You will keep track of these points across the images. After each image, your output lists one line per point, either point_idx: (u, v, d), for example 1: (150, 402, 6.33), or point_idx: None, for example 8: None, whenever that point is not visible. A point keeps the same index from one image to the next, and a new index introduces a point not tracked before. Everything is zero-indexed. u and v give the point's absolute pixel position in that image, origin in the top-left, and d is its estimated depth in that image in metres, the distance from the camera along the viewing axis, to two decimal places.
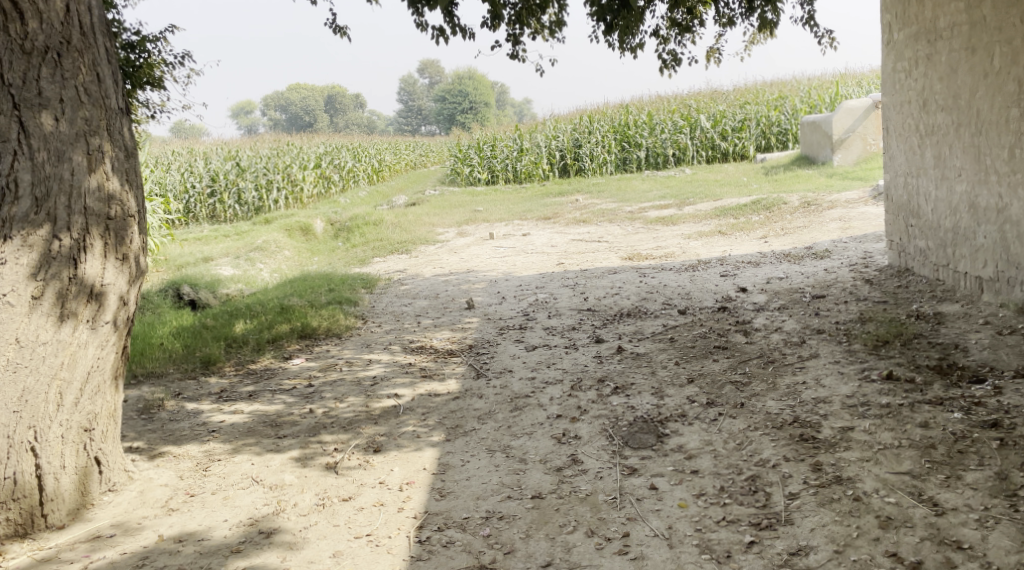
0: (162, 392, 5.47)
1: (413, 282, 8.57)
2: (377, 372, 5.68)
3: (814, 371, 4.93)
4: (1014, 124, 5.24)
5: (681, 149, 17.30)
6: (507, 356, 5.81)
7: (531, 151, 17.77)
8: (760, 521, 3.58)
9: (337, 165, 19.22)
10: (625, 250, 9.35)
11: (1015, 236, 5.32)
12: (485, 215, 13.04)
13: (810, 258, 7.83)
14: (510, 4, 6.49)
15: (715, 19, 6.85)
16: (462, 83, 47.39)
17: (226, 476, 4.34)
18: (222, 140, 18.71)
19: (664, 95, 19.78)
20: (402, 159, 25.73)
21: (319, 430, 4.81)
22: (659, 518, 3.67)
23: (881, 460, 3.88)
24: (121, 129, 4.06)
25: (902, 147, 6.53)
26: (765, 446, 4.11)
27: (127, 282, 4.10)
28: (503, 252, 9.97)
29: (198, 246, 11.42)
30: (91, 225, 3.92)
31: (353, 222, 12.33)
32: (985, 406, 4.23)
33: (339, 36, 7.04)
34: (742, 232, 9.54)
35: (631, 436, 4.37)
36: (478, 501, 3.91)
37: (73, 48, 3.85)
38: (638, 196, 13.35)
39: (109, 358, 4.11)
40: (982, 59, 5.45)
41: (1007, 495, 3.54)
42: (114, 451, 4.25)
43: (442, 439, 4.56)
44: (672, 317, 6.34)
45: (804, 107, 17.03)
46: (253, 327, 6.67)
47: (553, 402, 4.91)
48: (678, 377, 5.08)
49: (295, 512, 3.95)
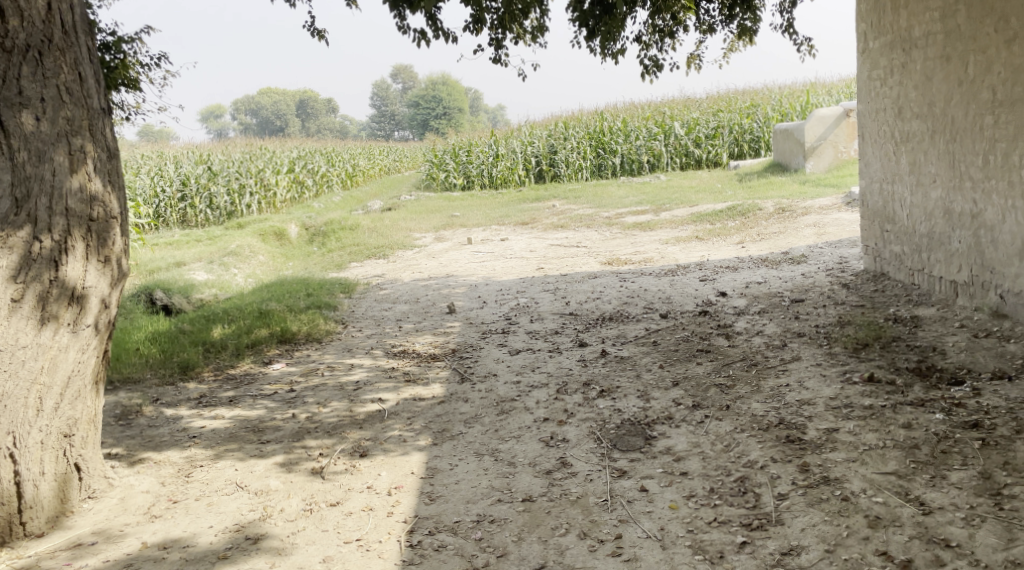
0: (139, 397, 5.39)
1: (391, 287, 8.53)
2: (360, 377, 5.63)
3: (797, 373, 4.97)
4: (988, 132, 5.32)
5: (655, 155, 17.45)
6: (492, 360, 5.80)
7: (506, 157, 17.69)
8: (751, 522, 3.58)
9: (310, 169, 19.09)
10: (604, 255, 9.38)
11: (989, 242, 5.40)
12: (462, 220, 13.05)
13: (787, 262, 7.91)
14: (492, 8, 6.50)
15: (696, 26, 6.90)
16: (436, 88, 47.52)
17: (210, 482, 4.27)
18: (191, 144, 18.53)
19: (638, 103, 19.93)
20: (377, 162, 25.65)
21: (302, 435, 4.76)
22: (651, 519, 3.67)
23: (867, 460, 3.91)
24: (103, 131, 3.99)
25: (877, 153, 6.61)
26: (752, 448, 4.12)
27: (108, 285, 4.03)
28: (482, 256, 9.96)
29: (169, 251, 11.30)
30: (73, 227, 3.86)
31: (328, 226, 12.25)
32: (966, 407, 4.28)
33: (318, 39, 6.98)
34: (719, 238, 9.62)
35: (620, 439, 4.37)
36: (469, 505, 3.88)
37: (55, 47, 3.79)
38: (615, 202, 13.40)
39: (90, 363, 4.03)
40: (956, 67, 5.52)
41: (991, 494, 3.57)
42: (94, 457, 4.16)
43: (429, 443, 4.53)
44: (653, 321, 6.37)
45: (775, 115, 17.29)
46: (231, 332, 6.59)
47: (539, 405, 4.90)
48: (663, 380, 5.10)
49: (282, 518, 3.89)
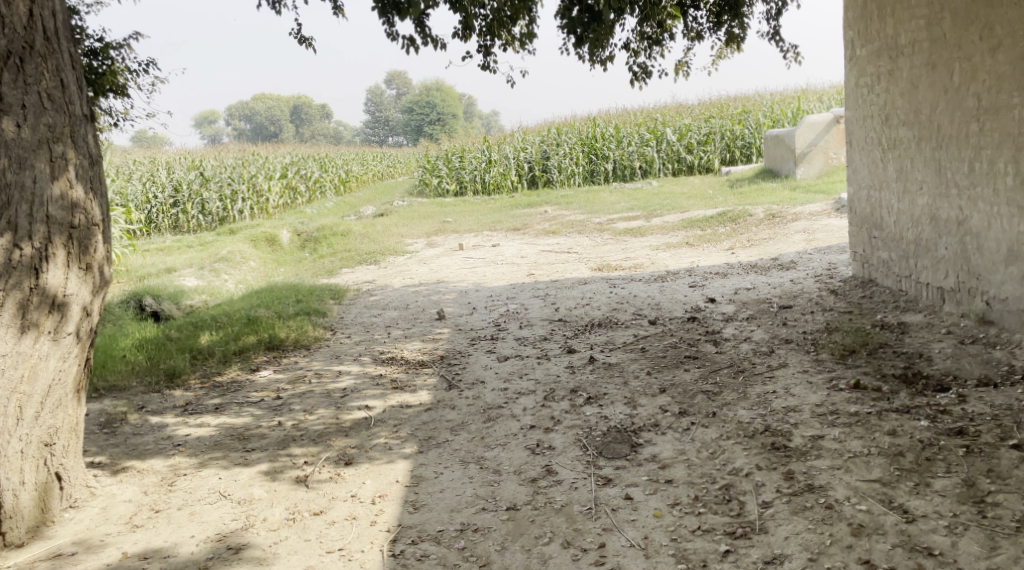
0: (124, 405, 5.36)
1: (382, 293, 8.53)
2: (347, 384, 5.61)
3: (784, 380, 4.96)
4: (973, 139, 5.33)
5: (647, 161, 17.48)
6: (480, 366, 5.78)
7: (499, 163, 17.71)
8: (735, 530, 3.57)
9: (304, 175, 19.09)
10: (595, 261, 9.37)
11: (975, 248, 5.41)
12: (454, 226, 13.04)
13: (776, 268, 7.91)
14: (480, 15, 6.48)
15: (684, 33, 6.88)
16: (429, 94, 47.55)
17: (193, 491, 4.24)
18: (184, 149, 18.52)
19: (631, 109, 19.98)
20: (370, 169, 25.62)
21: (288, 443, 4.73)
22: (635, 528, 3.65)
23: (851, 467, 3.89)
24: (85, 137, 3.98)
25: (865, 160, 6.61)
26: (738, 455, 4.11)
27: (90, 293, 4.01)
28: (473, 262, 9.96)
29: (160, 256, 11.28)
30: (54, 234, 3.83)
31: (320, 232, 12.25)
32: (951, 414, 4.27)
33: (305, 46, 6.93)
34: (709, 244, 9.63)
35: (605, 446, 4.35)
36: (452, 513, 3.85)
37: (36, 53, 3.78)
38: (606, 208, 13.41)
39: (71, 371, 4.00)
40: (942, 74, 5.53)
41: (975, 502, 3.56)
42: (75, 466, 4.13)
43: (415, 451, 4.50)
44: (642, 327, 6.36)
45: (767, 121, 17.35)
46: (218, 338, 6.57)
47: (526, 412, 4.88)
48: (650, 387, 5.09)
49: (264, 528, 3.86)
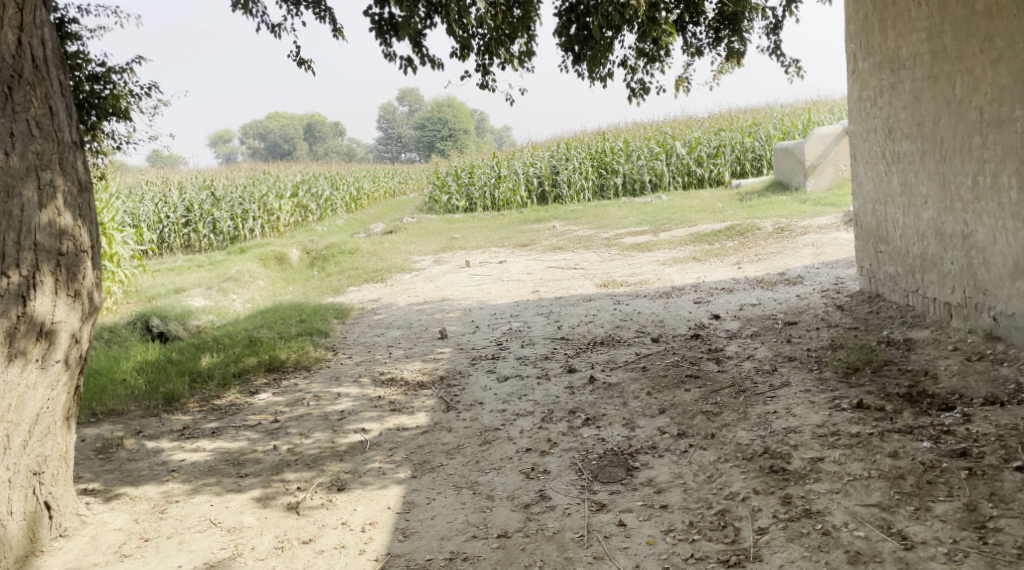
0: (122, 430, 5.33)
1: (386, 312, 8.48)
2: (345, 407, 5.56)
3: (785, 400, 4.87)
4: (977, 152, 5.24)
5: (657, 175, 17.41)
6: (479, 387, 5.71)
7: (508, 178, 17.67)
8: (728, 558, 3.49)
9: (314, 193, 19.13)
10: (601, 277, 9.29)
11: (981, 263, 5.32)
12: (462, 243, 12.98)
13: (782, 283, 7.82)
14: (478, 35, 6.46)
15: (683, 49, 6.82)
16: (442, 110, 47.75)
17: (183, 519, 4.20)
18: (196, 168, 18.60)
19: (641, 123, 19.95)
20: (381, 186, 25.69)
21: (282, 468, 4.69)
22: (626, 556, 3.58)
23: (850, 491, 3.81)
24: (73, 163, 3.97)
25: (869, 173, 6.52)
26: (735, 479, 4.03)
27: (79, 319, 3.98)
28: (479, 279, 9.91)
29: (170, 277, 11.29)
30: (42, 262, 3.81)
31: (328, 250, 12.24)
32: (955, 435, 4.17)
33: (307, 68, 6.81)
34: (717, 258, 9.55)
35: (601, 470, 4.28)
36: (442, 541, 3.79)
37: (25, 81, 3.77)
38: (614, 223, 13.33)
39: (59, 400, 3.98)
40: (944, 86, 5.45)
41: (976, 527, 3.47)
42: (65, 495, 4.10)
43: (408, 476, 4.45)
44: (645, 345, 6.28)
45: (777, 134, 17.29)
46: (219, 360, 6.54)
47: (523, 435, 4.82)
48: (650, 407, 5.02)
49: (252, 557, 3.82)
